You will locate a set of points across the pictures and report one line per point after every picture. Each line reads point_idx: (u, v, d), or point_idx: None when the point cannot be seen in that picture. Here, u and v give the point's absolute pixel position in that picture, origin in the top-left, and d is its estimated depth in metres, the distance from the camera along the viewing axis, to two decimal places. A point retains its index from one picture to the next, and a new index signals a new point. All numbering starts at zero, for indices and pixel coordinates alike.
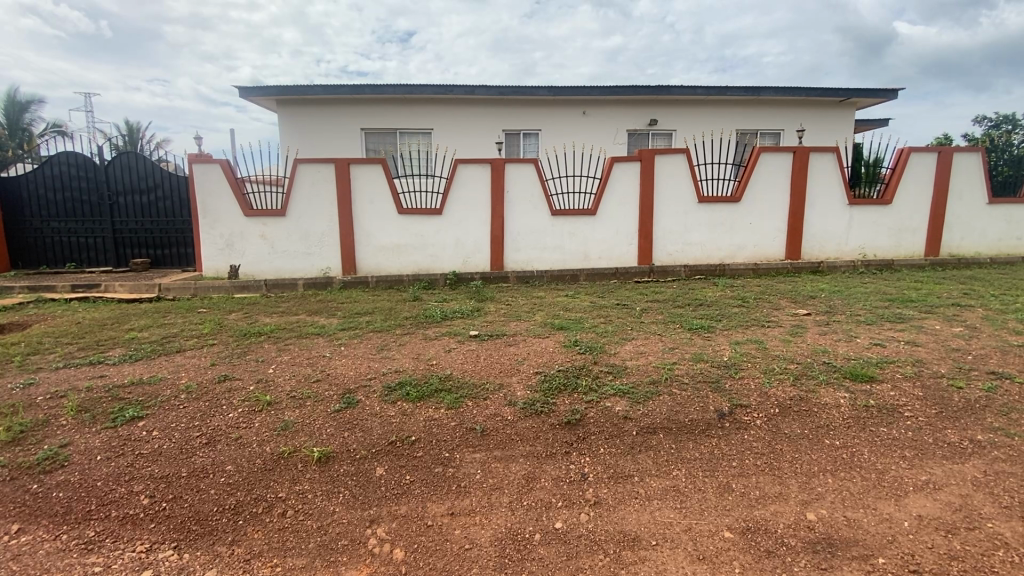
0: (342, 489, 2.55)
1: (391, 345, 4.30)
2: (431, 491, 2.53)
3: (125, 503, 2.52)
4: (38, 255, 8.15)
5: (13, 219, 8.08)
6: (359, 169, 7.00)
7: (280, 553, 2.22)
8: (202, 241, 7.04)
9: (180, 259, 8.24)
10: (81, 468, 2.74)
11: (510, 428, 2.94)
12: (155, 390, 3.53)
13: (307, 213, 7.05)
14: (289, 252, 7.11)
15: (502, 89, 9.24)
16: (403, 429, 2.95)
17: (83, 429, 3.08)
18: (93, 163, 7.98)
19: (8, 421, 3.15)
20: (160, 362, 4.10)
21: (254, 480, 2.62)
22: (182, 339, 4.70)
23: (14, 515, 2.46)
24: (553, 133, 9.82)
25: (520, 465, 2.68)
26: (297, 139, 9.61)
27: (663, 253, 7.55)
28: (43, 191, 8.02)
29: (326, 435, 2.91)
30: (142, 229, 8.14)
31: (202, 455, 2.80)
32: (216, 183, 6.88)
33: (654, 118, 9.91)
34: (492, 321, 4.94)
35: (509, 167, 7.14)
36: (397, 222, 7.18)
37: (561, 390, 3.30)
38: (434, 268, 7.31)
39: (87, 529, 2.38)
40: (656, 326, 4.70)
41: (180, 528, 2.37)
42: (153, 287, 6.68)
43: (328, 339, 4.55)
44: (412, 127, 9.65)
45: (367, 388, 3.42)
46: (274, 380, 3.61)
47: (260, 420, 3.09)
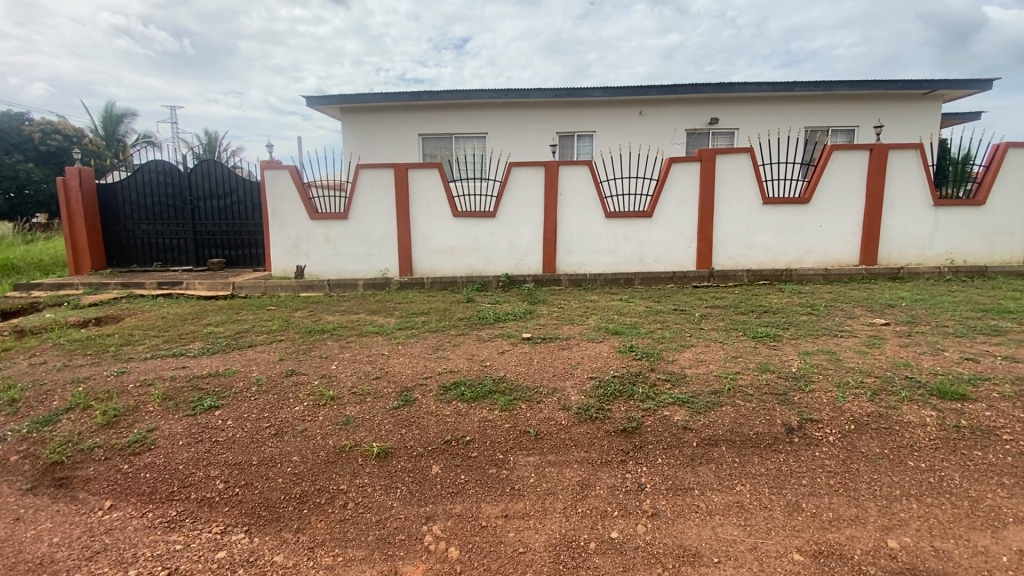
0: (399, 485, 2.61)
1: (446, 346, 4.36)
2: (485, 492, 2.54)
3: (202, 486, 2.71)
4: (131, 255, 8.95)
5: (110, 221, 8.90)
6: (417, 173, 7.19)
7: (341, 544, 2.30)
8: (272, 242, 7.46)
9: (251, 259, 8.77)
10: (164, 452, 2.97)
11: (565, 434, 2.90)
12: (230, 382, 3.76)
13: (367, 216, 7.32)
14: (350, 253, 7.41)
15: (557, 91, 9.24)
16: (457, 428, 2.98)
17: (167, 416, 3.34)
18: (177, 170, 8.65)
19: (104, 406, 3.47)
20: (234, 356, 4.37)
21: (317, 472, 2.73)
22: (253, 334, 5.00)
23: (108, 492, 2.71)
24: (608, 134, 9.68)
25: (574, 470, 2.65)
26: (359, 146, 10.02)
27: (724, 257, 7.25)
28: (135, 196, 8.79)
29: (385, 431, 3.00)
30: (219, 231, 8.73)
31: (271, 446, 2.95)
32: (285, 187, 7.29)
33: (715, 116, 9.57)
34: (544, 324, 4.91)
35: (564, 169, 7.10)
36: (452, 225, 7.32)
37: (617, 397, 3.23)
38: (487, 269, 7.38)
39: (170, 509, 2.58)
40: (717, 333, 4.51)
41: (251, 513, 2.52)
42: (227, 285, 7.13)
43: (387, 338, 4.69)
44: (467, 131, 9.82)
45: (423, 387, 3.49)
46: (337, 376, 3.76)
47: (324, 413, 3.23)
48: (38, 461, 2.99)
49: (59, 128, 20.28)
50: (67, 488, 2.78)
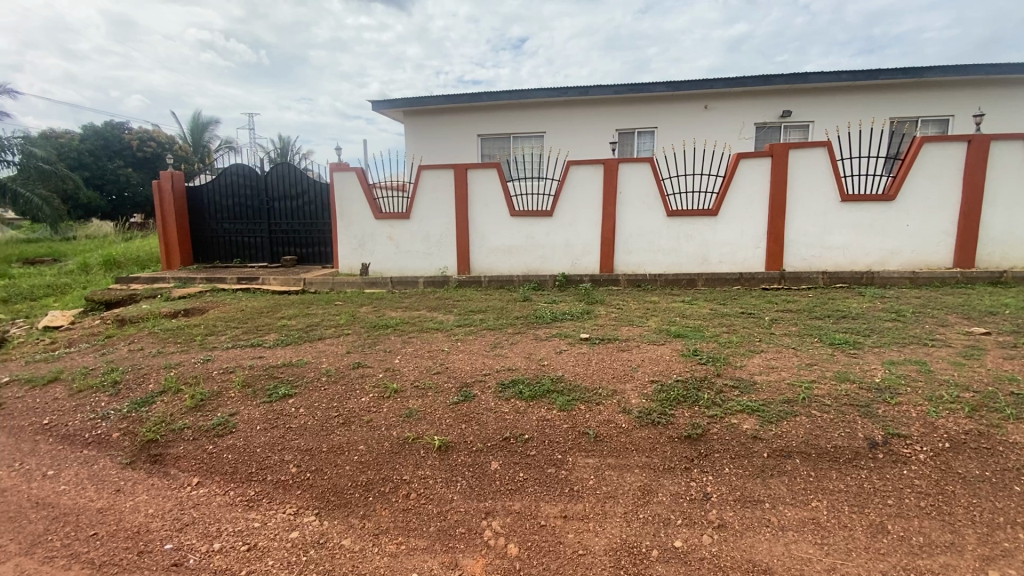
0: (459, 479, 2.66)
1: (504, 343, 4.38)
2: (544, 491, 2.53)
3: (277, 469, 2.88)
4: (214, 251, 9.68)
5: (197, 220, 9.66)
6: (476, 173, 7.29)
7: (404, 533, 2.37)
8: (340, 241, 7.83)
9: (320, 257, 9.23)
10: (244, 435, 3.18)
11: (626, 437, 2.83)
12: (302, 371, 3.98)
13: (428, 215, 7.51)
14: (411, 252, 7.64)
15: (618, 87, 9.07)
16: (515, 426, 2.98)
17: (247, 402, 3.58)
18: (256, 173, 9.25)
19: (192, 390, 3.78)
20: (306, 348, 4.62)
21: (382, 461, 2.83)
22: (322, 328, 5.26)
23: (196, 470, 2.95)
24: (671, 130, 9.38)
25: (635, 475, 2.59)
26: (421, 148, 10.32)
27: (796, 258, 6.84)
28: (219, 197, 9.49)
29: (446, 425, 3.06)
30: (291, 230, 9.27)
31: (339, 434, 3.09)
32: (352, 188, 7.64)
33: (788, 109, 9.04)
34: (603, 325, 4.83)
35: (623, 167, 6.95)
36: (510, 225, 7.36)
37: (680, 402, 3.11)
38: (544, 269, 7.36)
39: (249, 488, 2.77)
40: (790, 339, 4.25)
41: (321, 497, 2.66)
42: (298, 281, 7.54)
43: (446, 334, 4.79)
44: (526, 130, 9.84)
45: (482, 383, 3.52)
46: (399, 370, 3.87)
47: (388, 405, 3.34)
48: (137, 438, 3.30)
49: (153, 136, 22.20)
50: (161, 463, 3.06)
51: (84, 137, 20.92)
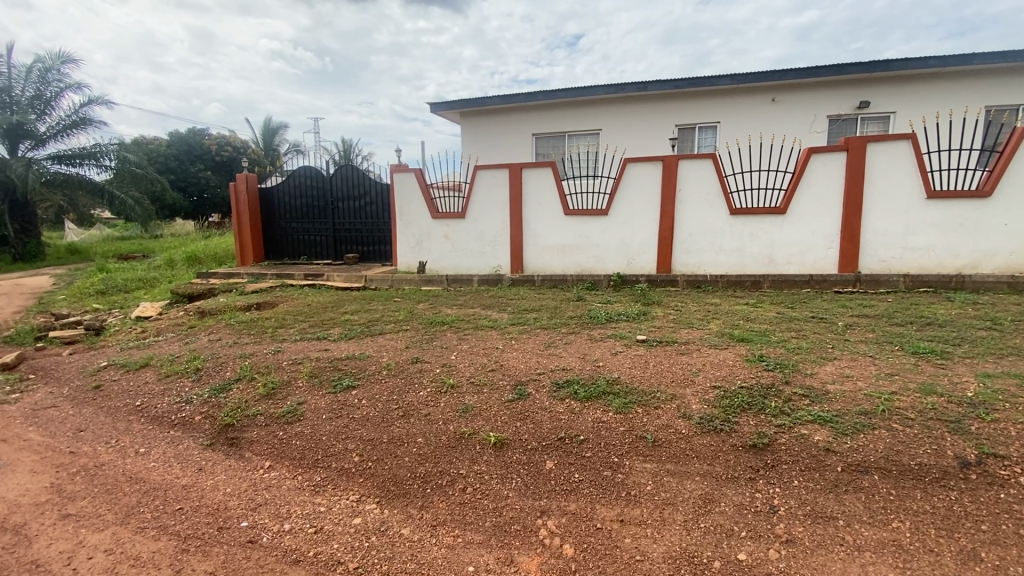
0: (514, 476, 2.68)
1: (558, 343, 4.36)
2: (601, 494, 2.51)
3: (341, 457, 3.02)
4: (283, 249, 10.27)
5: (268, 220, 10.28)
6: (531, 172, 7.31)
7: (461, 526, 2.42)
8: (399, 239, 8.10)
9: (380, 255, 9.58)
10: (311, 423, 3.36)
11: (686, 443, 2.75)
12: (364, 364, 4.15)
13: (483, 214, 7.61)
14: (466, 251, 7.77)
15: (678, 82, 8.81)
16: (571, 426, 2.95)
17: (314, 391, 3.78)
18: (321, 175, 9.72)
19: (264, 379, 4.03)
20: (367, 342, 4.80)
21: (439, 455, 2.90)
22: (382, 323, 5.45)
23: (268, 454, 3.15)
24: (734, 125, 8.99)
25: (696, 483, 2.50)
26: (477, 148, 10.47)
27: (873, 260, 6.36)
28: (288, 198, 10.06)
29: (501, 422, 3.08)
30: (353, 229, 9.68)
31: (399, 426, 3.20)
32: (411, 189, 7.89)
33: (866, 100, 8.42)
34: (661, 327, 4.71)
35: (683, 163, 6.74)
36: (564, 223, 7.32)
37: (744, 409, 2.98)
38: (599, 268, 7.26)
39: (316, 474, 2.92)
40: (866, 346, 3.96)
41: (382, 486, 2.76)
42: (360, 278, 7.85)
43: (501, 332, 4.83)
44: (582, 128, 9.74)
45: (536, 382, 3.51)
46: (455, 366, 3.94)
47: (445, 400, 3.41)
48: (216, 421, 3.56)
49: (230, 141, 23.77)
50: (237, 446, 3.29)
51: (170, 143, 22.77)
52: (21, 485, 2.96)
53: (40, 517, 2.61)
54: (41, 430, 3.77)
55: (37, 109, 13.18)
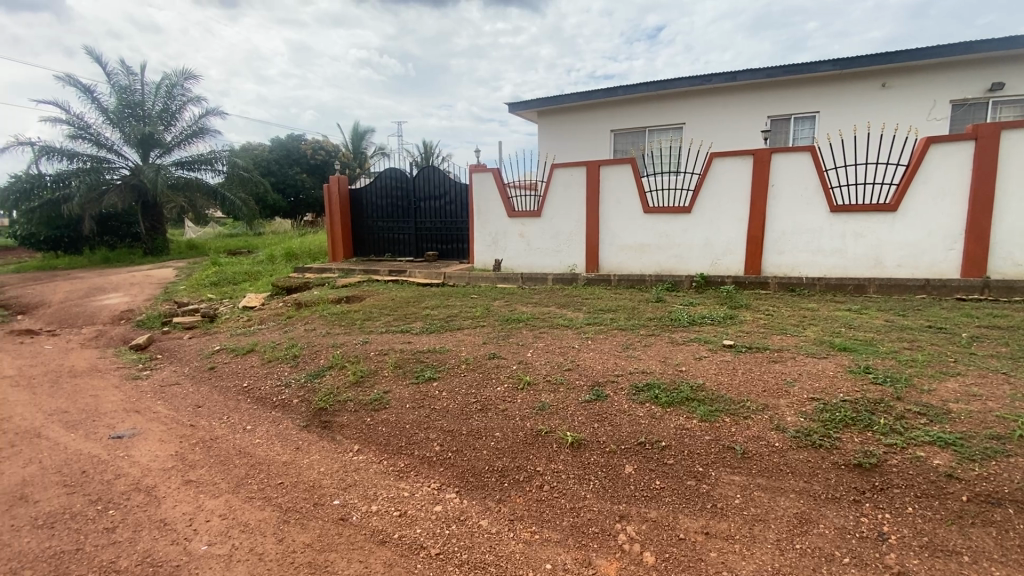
0: (592, 478, 2.65)
1: (637, 345, 4.23)
2: (684, 503, 2.41)
3: (423, 446, 3.15)
4: (369, 246, 10.87)
5: (356, 219, 10.93)
6: (610, 169, 7.17)
7: (538, 523, 2.43)
8: (477, 238, 8.30)
9: (458, 253, 9.87)
10: (395, 411, 3.54)
11: (779, 457, 2.57)
12: (444, 358, 4.28)
13: (559, 212, 7.58)
14: (542, 249, 7.78)
15: (771, 70, 8.24)
16: (652, 431, 2.86)
17: (398, 381, 3.97)
18: (405, 176, 10.18)
19: (354, 367, 4.29)
20: (446, 336, 4.96)
21: (516, 450, 2.93)
22: (460, 319, 5.60)
23: (357, 438, 3.36)
24: (835, 115, 8.26)
25: (790, 501, 2.34)
26: (555, 146, 10.46)
27: (1006, 263, 5.60)
28: (374, 198, 10.64)
29: (578, 422, 3.04)
30: (433, 228, 10.04)
31: (477, 420, 3.27)
32: (489, 189, 8.08)
33: (999, 81, 7.42)
34: (749, 332, 4.43)
35: (777, 157, 6.30)
36: (643, 222, 7.10)
37: (846, 425, 2.73)
38: (679, 268, 6.97)
39: (399, 461, 3.07)
40: (998, 362, 3.48)
41: (461, 477, 2.84)
42: (439, 275, 8.11)
43: (576, 332, 4.78)
44: (664, 123, 9.40)
45: (615, 383, 3.42)
46: (532, 363, 3.94)
47: (522, 397, 3.43)
48: (312, 405, 3.86)
49: (323, 145, 25.55)
50: (329, 429, 3.53)
51: (273, 149, 24.90)
52: (152, 451, 3.38)
53: (166, 481, 2.96)
54: (167, 403, 4.28)
55: (165, 121, 14.96)
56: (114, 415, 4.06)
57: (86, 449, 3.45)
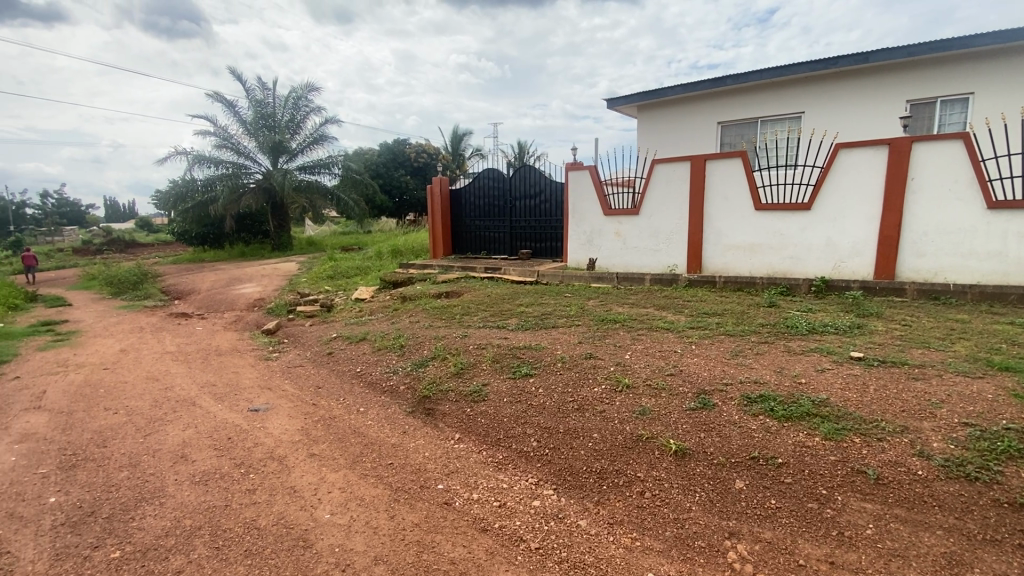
0: (699, 489, 2.52)
1: (747, 352, 3.94)
2: (804, 527, 2.21)
3: (521, 441, 3.20)
4: (466, 244, 11.27)
5: (455, 218, 11.38)
6: (716, 163, 6.76)
7: (639, 530, 2.37)
8: (572, 236, 8.26)
9: (552, 251, 9.89)
10: (493, 405, 3.64)
11: (921, 487, 2.27)
12: (540, 355, 4.31)
13: (659, 210, 7.30)
14: (640, 249, 7.54)
15: (912, 48, 7.27)
16: (766, 446, 2.66)
17: (496, 375, 4.08)
18: (502, 176, 10.42)
19: (454, 359, 4.48)
20: (542, 334, 4.99)
21: (616, 453, 2.87)
22: (556, 317, 5.61)
23: (457, 428, 3.50)
24: (995, 95, 7.09)
25: (936, 538, 2.06)
26: (655, 142, 10.10)
27: None
28: (473, 198, 11.00)
29: (682, 430, 2.91)
30: (528, 226, 10.15)
31: (575, 419, 3.25)
32: (586, 187, 8.01)
33: None
34: (882, 344, 3.94)
35: (919, 147, 5.54)
36: (754, 220, 6.61)
37: (1012, 457, 2.33)
38: (794, 271, 6.40)
39: (498, 453, 3.15)
40: None
41: (559, 475, 2.85)
42: (533, 273, 8.18)
43: (678, 335, 4.57)
44: (778, 113, 8.66)
45: (723, 392, 3.22)
46: (631, 365, 3.83)
47: (621, 399, 3.35)
48: (416, 392, 4.10)
49: (426, 148, 26.92)
50: (432, 417, 3.73)
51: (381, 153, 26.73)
52: (282, 424, 3.79)
53: (294, 453, 3.31)
54: (293, 383, 4.78)
55: (291, 130, 16.68)
56: (252, 390, 4.63)
57: (230, 419, 3.96)
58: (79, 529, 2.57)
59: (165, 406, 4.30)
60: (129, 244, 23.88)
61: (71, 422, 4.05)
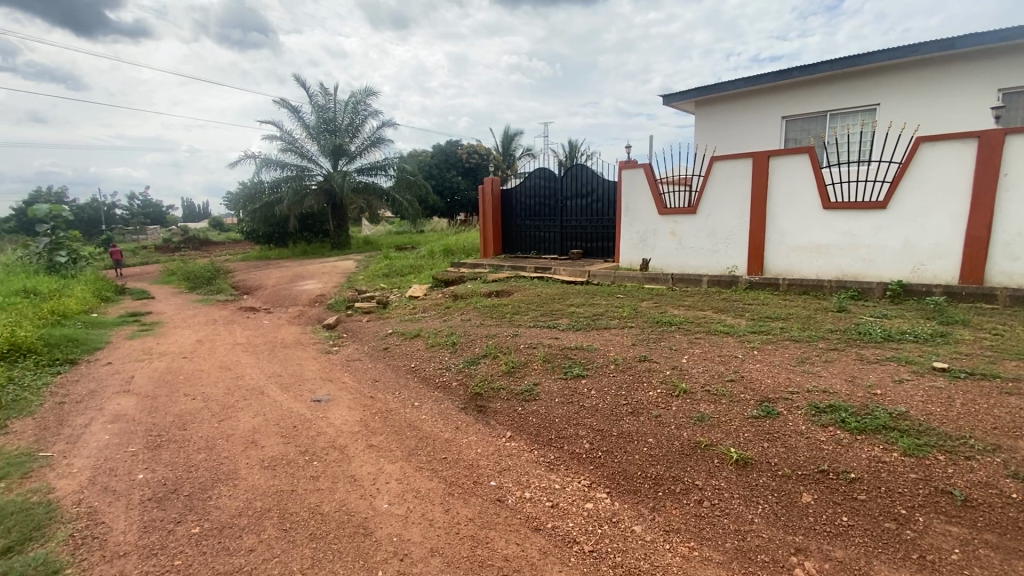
0: (762, 501, 2.42)
1: (815, 359, 3.73)
2: (880, 548, 2.07)
3: (573, 442, 3.18)
4: (516, 244, 11.31)
5: (506, 218, 11.45)
6: (780, 160, 6.44)
7: (697, 539, 2.30)
8: (625, 236, 8.12)
9: (603, 251, 9.76)
10: (545, 404, 3.64)
11: (1019, 513, 2.07)
12: (593, 356, 4.26)
13: (717, 209, 7.04)
14: (696, 249, 7.30)
15: (1008, 31, 6.63)
16: (837, 460, 2.51)
17: (547, 375, 4.07)
18: (554, 175, 10.38)
19: (506, 358, 4.51)
20: (594, 335, 4.94)
21: (672, 459, 2.80)
22: (608, 318, 5.53)
23: (509, 426, 3.53)
24: None
25: None
26: (713, 139, 9.74)
27: None
28: (523, 198, 11.03)
29: (744, 439, 2.80)
30: (579, 226, 10.06)
31: (629, 422, 3.19)
32: (640, 186, 7.85)
33: None
34: (970, 355, 3.62)
35: (1014, 139, 5.05)
36: (822, 219, 6.24)
37: None
38: (866, 274, 5.99)
39: (549, 453, 3.14)
40: None
41: (612, 478, 2.81)
42: (585, 273, 8.10)
43: (738, 340, 4.40)
44: (850, 106, 8.14)
45: (788, 401, 3.06)
46: (688, 369, 3.71)
47: (678, 404, 3.26)
48: (469, 389, 4.17)
49: (477, 149, 27.26)
50: (484, 414, 3.77)
51: (434, 154, 27.31)
52: (342, 415, 3.96)
53: (354, 443, 3.44)
54: (352, 376, 4.99)
55: (350, 133, 17.37)
56: (314, 381, 4.86)
57: (295, 408, 4.18)
58: (163, 504, 2.79)
59: (237, 394, 4.60)
60: (203, 242, 25.63)
61: (156, 406, 4.41)
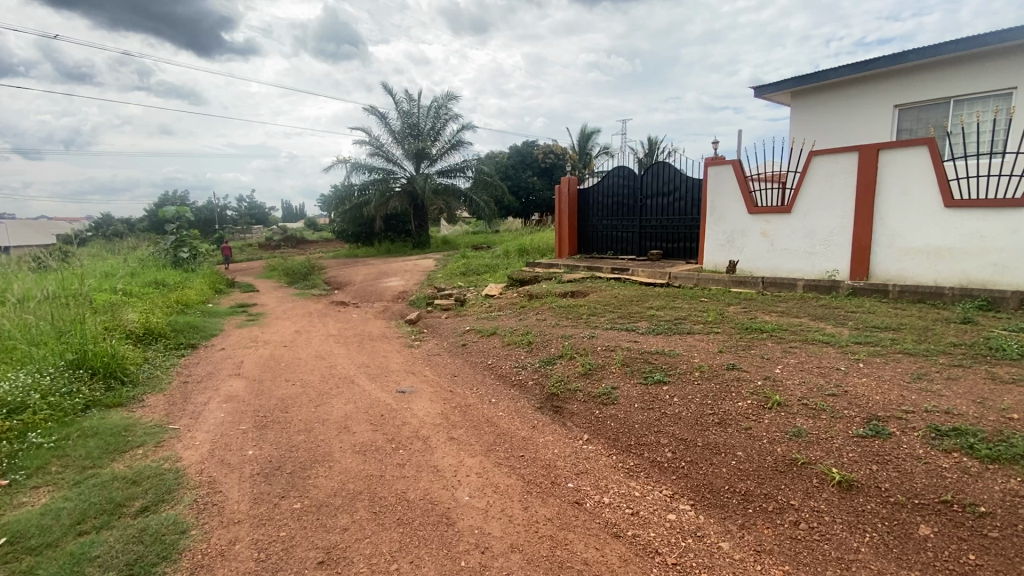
0: (869, 529, 2.21)
1: (934, 376, 3.34)
2: None
3: (654, 450, 3.09)
4: (592, 244, 11.16)
5: (582, 218, 11.33)
6: (892, 153, 5.82)
7: (793, 563, 2.14)
8: (710, 237, 7.74)
9: (685, 252, 9.37)
10: (623, 409, 3.57)
11: None
12: (675, 361, 4.10)
13: (816, 208, 6.51)
14: (790, 251, 6.80)
15: None
16: (963, 490, 2.23)
17: (626, 379, 3.98)
18: (633, 174, 10.14)
19: (583, 359, 4.48)
20: (676, 339, 4.76)
21: (764, 476, 2.63)
22: (691, 322, 5.31)
23: (586, 428, 3.51)
24: None
25: None
26: (811, 133, 9.02)
27: None
28: (601, 198, 10.87)
29: (848, 460, 2.56)
30: (660, 226, 9.74)
31: (715, 433, 3.05)
32: (728, 184, 7.44)
33: None
34: None
35: None
36: (942, 219, 5.56)
37: None
38: (998, 281, 5.27)
39: (629, 459, 3.08)
40: None
41: (696, 490, 2.70)
42: (666, 275, 7.82)
43: (839, 350, 4.04)
44: (980, 91, 7.17)
45: (902, 421, 2.76)
46: (782, 381, 3.46)
47: (770, 417, 3.05)
48: (545, 389, 4.19)
49: (554, 149, 27.23)
50: (561, 414, 3.77)
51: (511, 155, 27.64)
52: (424, 407, 4.15)
53: (436, 435, 3.59)
54: (433, 369, 5.20)
55: (432, 137, 18.05)
56: (398, 373, 5.12)
57: (382, 398, 4.43)
58: (269, 479, 3.08)
59: (330, 382, 4.96)
60: (299, 241, 27.85)
61: (262, 388, 4.87)
